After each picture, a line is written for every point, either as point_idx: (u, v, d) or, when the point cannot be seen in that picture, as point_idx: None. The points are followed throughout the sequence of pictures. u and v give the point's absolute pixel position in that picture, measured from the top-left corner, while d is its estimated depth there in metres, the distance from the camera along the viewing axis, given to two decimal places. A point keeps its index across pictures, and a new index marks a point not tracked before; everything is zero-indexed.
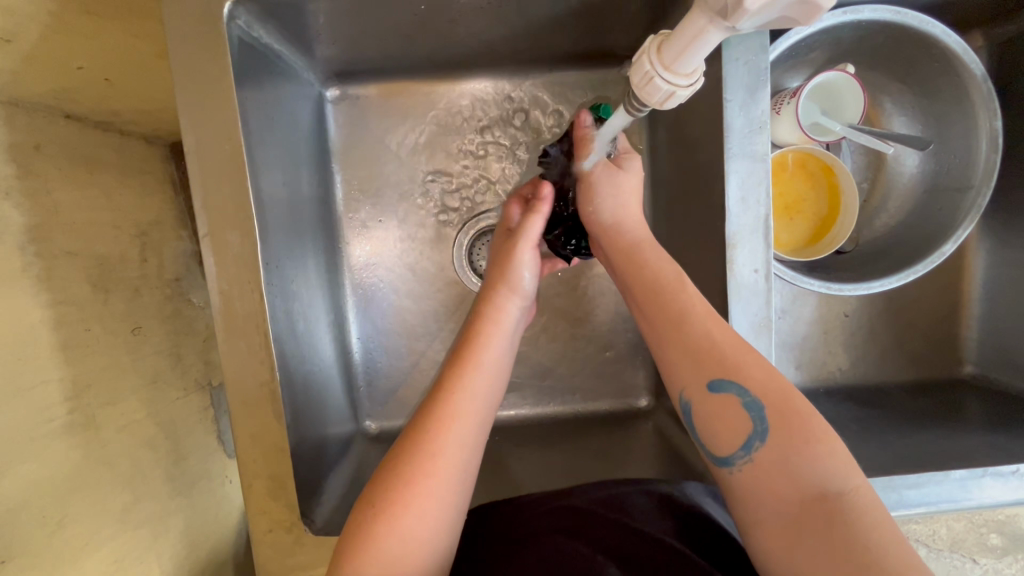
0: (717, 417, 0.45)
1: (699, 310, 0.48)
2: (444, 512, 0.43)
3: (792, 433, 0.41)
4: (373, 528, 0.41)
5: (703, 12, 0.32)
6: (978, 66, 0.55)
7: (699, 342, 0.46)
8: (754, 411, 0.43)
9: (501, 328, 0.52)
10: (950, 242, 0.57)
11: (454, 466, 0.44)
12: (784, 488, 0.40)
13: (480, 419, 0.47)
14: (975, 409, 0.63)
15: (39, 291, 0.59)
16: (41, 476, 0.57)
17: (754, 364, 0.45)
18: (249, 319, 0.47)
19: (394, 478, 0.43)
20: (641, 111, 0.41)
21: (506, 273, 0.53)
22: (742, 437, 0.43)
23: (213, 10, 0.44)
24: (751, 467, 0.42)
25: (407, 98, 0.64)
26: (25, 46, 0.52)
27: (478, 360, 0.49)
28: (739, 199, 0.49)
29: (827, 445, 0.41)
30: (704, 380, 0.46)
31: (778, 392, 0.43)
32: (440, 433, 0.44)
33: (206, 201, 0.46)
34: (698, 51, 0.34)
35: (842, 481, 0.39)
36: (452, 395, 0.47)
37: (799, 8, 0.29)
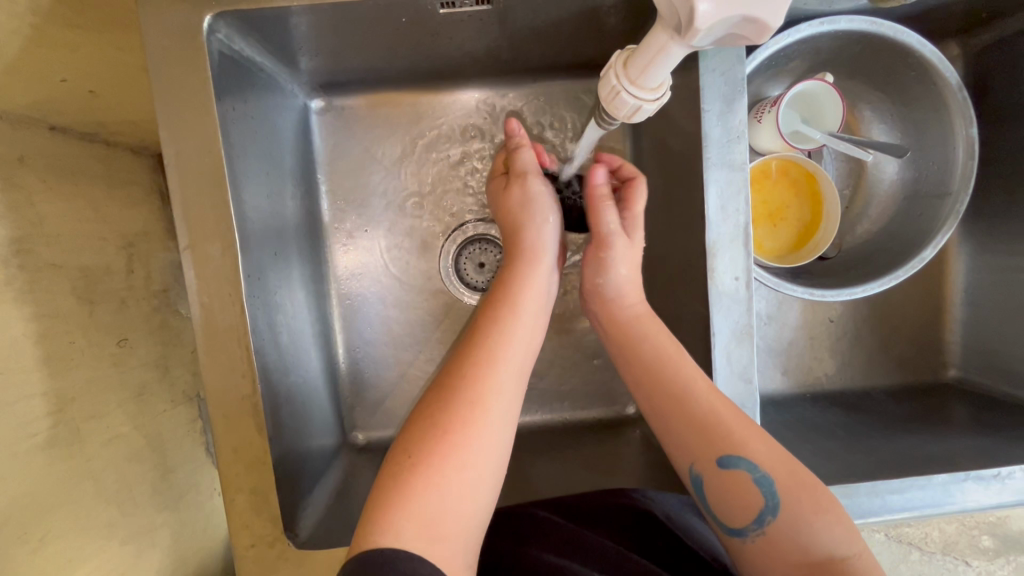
0: (731, 491, 0.45)
1: (702, 388, 0.49)
2: (486, 462, 0.43)
3: (798, 503, 0.43)
4: (411, 482, 0.41)
5: (664, 29, 0.34)
6: (953, 75, 0.56)
7: (704, 416, 0.48)
8: (765, 486, 0.44)
9: (535, 274, 0.53)
10: (930, 248, 0.58)
11: (494, 413, 0.44)
12: (793, 549, 0.42)
13: (517, 364, 0.48)
14: (960, 413, 0.63)
15: (22, 305, 0.58)
16: (23, 491, 0.56)
17: (758, 437, 0.46)
18: (231, 331, 0.47)
19: (430, 431, 0.43)
20: (612, 124, 0.42)
21: (530, 217, 0.54)
22: (755, 511, 0.44)
23: (194, 24, 0.44)
24: (763, 538, 0.44)
25: (392, 109, 0.64)
26: (5, 59, 0.51)
27: (514, 306, 0.50)
28: (719, 208, 0.49)
29: (832, 512, 0.43)
30: (713, 455, 0.46)
31: (785, 466, 0.45)
32: (481, 379, 0.45)
33: (187, 214, 0.46)
34: (661, 66, 0.35)
35: (846, 546, 0.42)
36: (490, 340, 0.48)
37: (749, 27, 0.31)
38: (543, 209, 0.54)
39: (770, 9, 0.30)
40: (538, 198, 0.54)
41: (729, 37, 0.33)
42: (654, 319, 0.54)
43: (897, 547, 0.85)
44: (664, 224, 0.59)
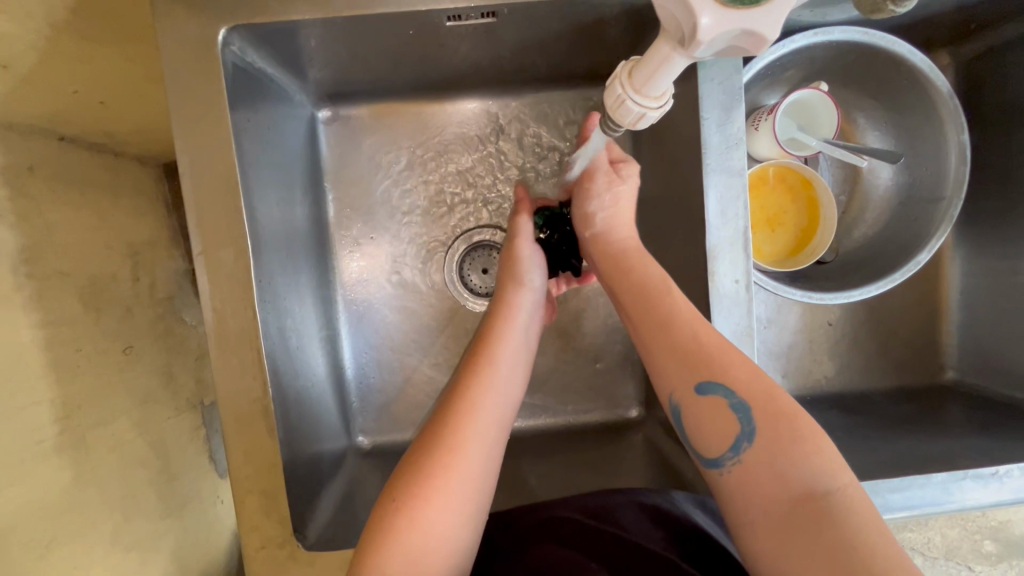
0: (707, 418, 0.45)
1: (686, 314, 0.49)
2: (466, 506, 0.43)
3: (777, 433, 0.42)
4: (395, 523, 0.41)
5: (667, 41, 0.35)
6: (944, 83, 0.57)
7: (686, 342, 0.48)
8: (741, 412, 0.44)
9: (514, 327, 0.55)
10: (925, 251, 0.59)
11: (475, 458, 0.45)
12: (770, 487, 0.41)
13: (501, 414, 0.49)
14: (958, 414, 0.64)
15: (31, 312, 0.59)
16: (31, 497, 0.56)
17: (739, 364, 0.45)
18: (242, 335, 0.48)
19: (415, 472, 0.44)
20: (616, 131, 0.43)
21: (513, 273, 0.57)
22: (730, 438, 0.43)
23: (208, 37, 0.45)
24: (739, 467, 0.42)
25: (398, 119, 0.65)
26: (21, 72, 0.53)
27: (496, 355, 0.52)
28: (718, 213, 0.51)
29: (814, 444, 0.42)
30: (692, 381, 0.46)
31: (765, 395, 0.44)
32: (464, 425, 0.46)
33: (200, 221, 0.47)
34: (664, 75, 0.37)
35: (827, 480, 0.40)
36: (472, 387, 0.49)
37: (747, 39, 0.32)
38: (527, 265, 0.57)
39: (767, 23, 0.32)
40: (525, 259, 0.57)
41: (728, 49, 0.34)
42: (642, 250, 0.55)
43: (900, 552, 0.85)
44: (665, 230, 0.61)
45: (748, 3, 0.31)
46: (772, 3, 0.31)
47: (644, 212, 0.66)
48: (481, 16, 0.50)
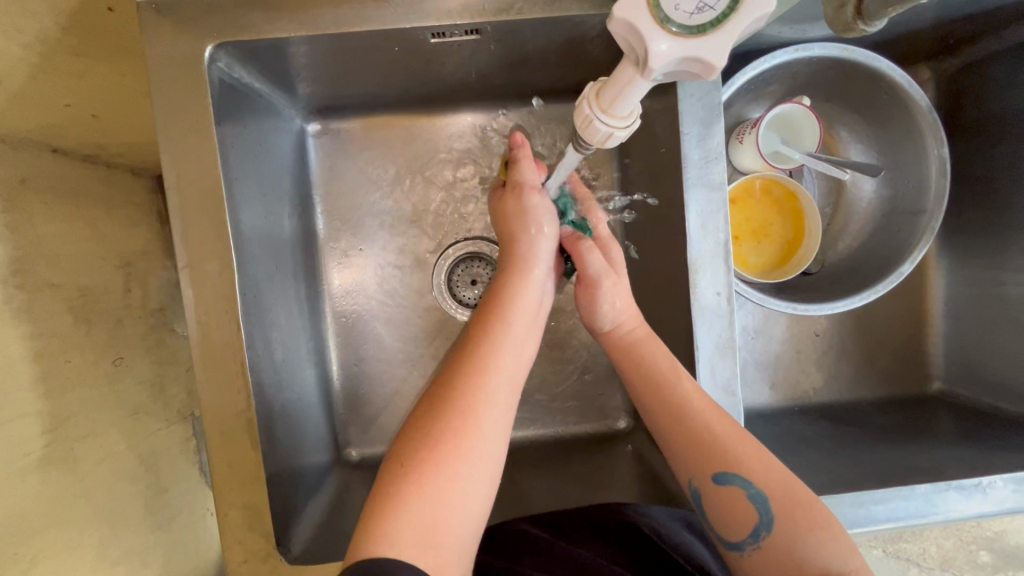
0: (726, 505, 0.47)
1: (699, 407, 0.50)
2: (482, 470, 0.43)
3: (795, 520, 0.45)
4: (404, 492, 0.41)
5: (629, 63, 0.35)
6: (923, 98, 0.58)
7: (699, 433, 0.49)
8: (759, 502, 0.46)
9: (529, 284, 0.53)
10: (907, 263, 0.59)
11: (487, 424, 0.45)
12: (787, 567, 0.44)
13: (513, 376, 0.48)
14: (944, 425, 0.64)
15: (20, 323, 0.59)
16: (17, 510, 0.56)
17: (755, 456, 0.47)
18: (227, 347, 0.48)
19: (423, 437, 0.43)
20: (587, 151, 0.44)
21: (523, 226, 0.54)
22: (750, 526, 0.46)
23: (196, 54, 0.46)
24: (760, 552, 0.45)
25: (387, 132, 0.66)
26: (12, 87, 0.53)
27: (508, 315, 0.50)
28: (699, 226, 0.51)
29: (827, 529, 0.45)
30: (709, 472, 0.48)
31: (780, 486, 0.46)
32: (476, 388, 0.45)
33: (186, 234, 0.47)
34: (626, 98, 0.37)
35: (842, 563, 0.43)
36: (483, 350, 0.48)
37: (698, 65, 0.33)
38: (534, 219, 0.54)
39: (717, 51, 0.32)
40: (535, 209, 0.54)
41: (684, 74, 0.35)
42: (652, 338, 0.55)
43: (896, 564, 0.85)
44: (650, 242, 0.61)
45: (698, 31, 0.32)
46: (722, 30, 0.32)
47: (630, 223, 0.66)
48: (465, 33, 0.50)
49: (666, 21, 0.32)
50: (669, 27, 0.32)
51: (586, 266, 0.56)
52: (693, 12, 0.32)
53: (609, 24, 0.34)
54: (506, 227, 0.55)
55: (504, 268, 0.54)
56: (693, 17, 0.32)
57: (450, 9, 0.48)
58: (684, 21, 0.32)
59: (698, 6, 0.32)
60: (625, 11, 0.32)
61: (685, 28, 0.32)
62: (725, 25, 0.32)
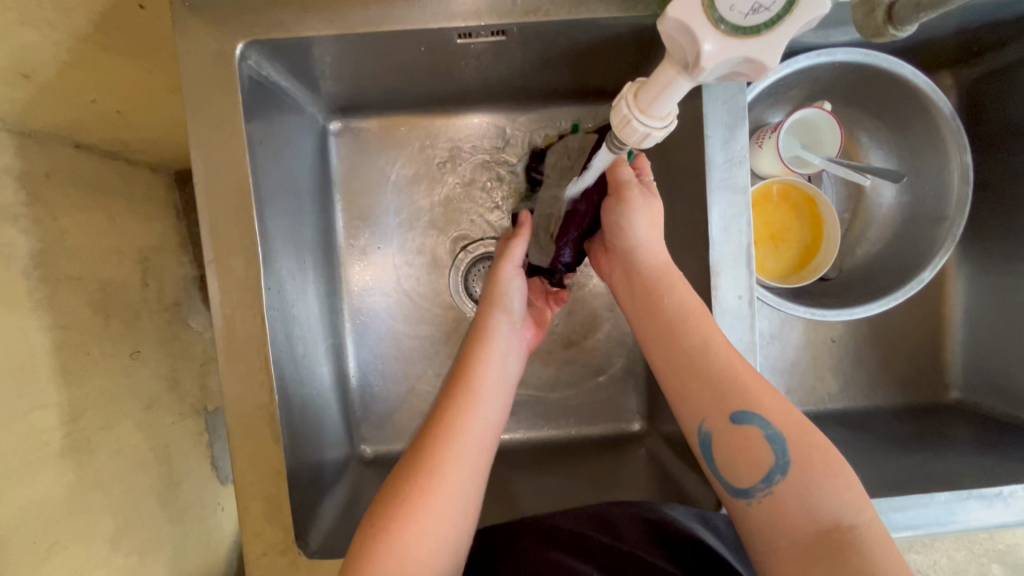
0: (742, 448, 0.46)
1: (718, 344, 0.49)
2: (463, 502, 0.45)
3: (811, 465, 0.43)
4: (377, 543, 0.42)
5: (672, 64, 0.37)
6: (946, 104, 0.58)
7: (721, 370, 0.48)
8: (777, 444, 0.44)
9: (495, 352, 0.54)
10: (928, 270, 0.59)
11: (457, 483, 0.46)
12: (798, 520, 0.42)
13: (482, 443, 0.49)
14: (962, 434, 0.64)
15: (42, 315, 0.60)
16: (35, 499, 0.56)
17: (772, 397, 0.47)
18: (251, 342, 0.49)
19: (405, 484, 0.45)
20: (621, 149, 0.45)
21: (494, 299, 0.57)
22: (763, 470, 0.44)
23: (226, 52, 0.47)
24: (772, 497, 0.43)
25: (407, 131, 0.67)
26: (43, 80, 0.54)
27: (474, 382, 0.52)
28: (722, 229, 0.51)
29: (843, 478, 0.43)
30: (726, 412, 0.47)
31: (798, 426, 0.45)
32: (443, 451, 0.47)
33: (213, 230, 0.48)
34: (669, 98, 0.38)
35: (854, 514, 0.41)
36: (450, 415, 0.49)
37: (750, 65, 0.34)
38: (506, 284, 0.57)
39: (770, 52, 0.34)
40: (501, 277, 0.57)
41: (731, 74, 0.36)
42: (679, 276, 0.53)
43: None
44: (671, 244, 0.61)
45: (751, 32, 0.33)
46: (775, 32, 0.33)
47: None
48: (491, 34, 0.51)
49: (719, 21, 0.33)
50: (721, 27, 0.33)
51: (596, 185, 0.57)
52: (748, 13, 0.33)
53: (661, 25, 0.35)
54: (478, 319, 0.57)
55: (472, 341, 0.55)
56: (747, 18, 0.33)
57: (476, 9, 0.48)
58: (738, 22, 0.33)
59: (754, 7, 0.33)
60: (681, 12, 0.33)
61: (738, 28, 0.33)
62: (780, 28, 0.33)
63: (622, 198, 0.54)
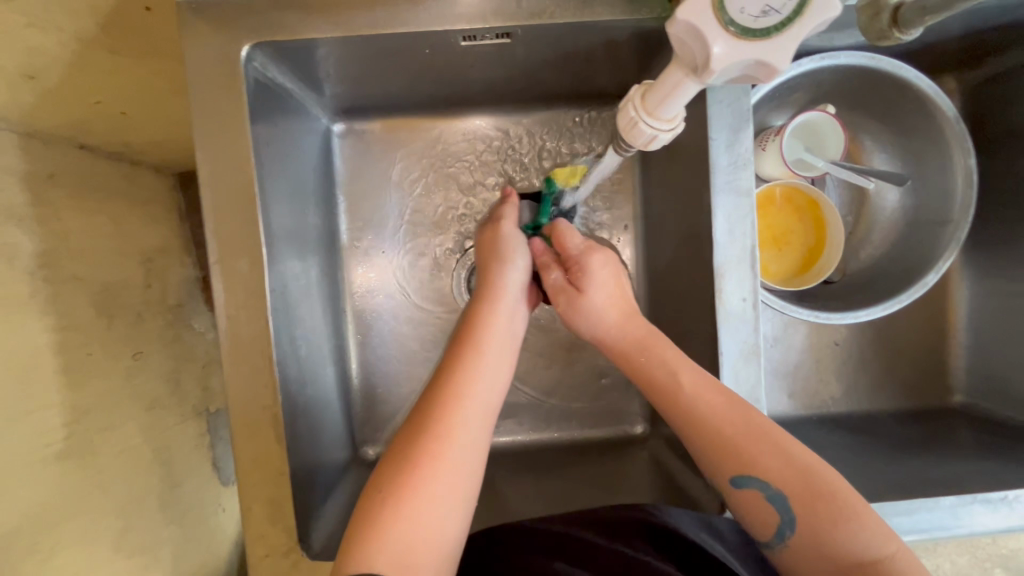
0: (749, 508, 0.47)
1: (710, 408, 0.49)
2: (456, 490, 0.45)
3: (817, 515, 0.44)
4: (383, 516, 0.42)
5: (679, 67, 0.37)
6: (950, 108, 0.58)
7: (712, 438, 0.49)
8: (778, 503, 0.46)
9: (500, 311, 0.56)
10: (932, 273, 0.59)
11: (462, 446, 0.46)
12: (824, 558, 0.43)
13: (488, 399, 0.50)
14: (966, 438, 0.64)
15: (46, 315, 0.60)
16: (37, 501, 0.56)
17: (768, 452, 0.47)
18: (254, 343, 0.49)
19: (400, 464, 0.45)
20: (628, 151, 0.45)
21: (500, 255, 0.58)
22: (771, 526, 0.46)
23: (231, 54, 0.47)
24: (788, 551, 0.45)
25: (411, 133, 0.67)
26: (48, 82, 0.54)
27: (481, 340, 0.53)
28: (726, 232, 0.51)
29: (857, 516, 0.43)
30: (727, 476, 0.48)
31: (799, 478, 0.46)
32: (450, 410, 0.47)
33: (218, 231, 0.48)
34: (677, 100, 0.38)
35: (878, 547, 0.42)
36: (459, 370, 0.51)
37: (759, 68, 0.35)
38: (512, 249, 0.59)
39: (781, 54, 0.34)
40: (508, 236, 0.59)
41: (740, 76, 0.36)
42: (661, 342, 0.54)
43: None
44: (674, 248, 0.61)
45: (761, 35, 0.33)
46: (785, 35, 0.33)
47: (652, 228, 0.66)
48: (495, 37, 0.51)
49: (730, 23, 0.33)
50: (732, 29, 0.33)
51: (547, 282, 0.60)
52: (758, 16, 0.33)
53: (669, 28, 0.35)
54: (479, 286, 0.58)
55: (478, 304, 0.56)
56: (756, 21, 0.33)
57: (481, 12, 0.48)
58: (748, 24, 0.33)
59: (763, 10, 0.33)
60: (692, 15, 0.33)
61: (747, 31, 0.33)
62: (789, 30, 0.33)
63: (566, 286, 0.59)
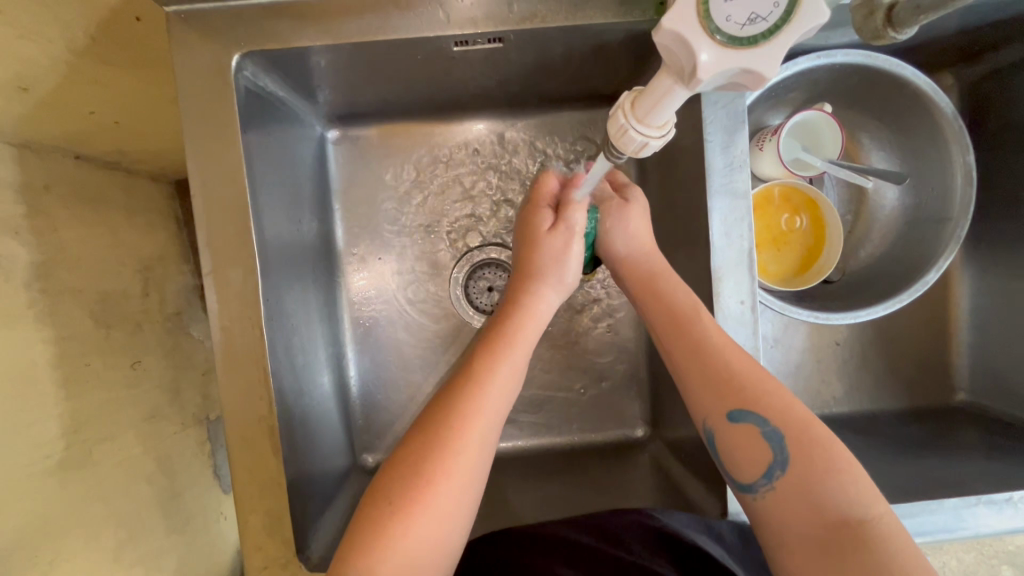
0: (739, 443, 0.46)
1: (718, 342, 0.49)
2: (456, 518, 0.44)
3: (809, 464, 0.43)
4: (386, 529, 0.42)
5: (668, 75, 0.36)
6: (948, 105, 0.58)
7: (720, 371, 0.48)
8: (773, 441, 0.45)
9: (535, 316, 0.53)
10: (933, 272, 0.58)
11: (470, 463, 0.45)
12: (805, 513, 0.42)
13: (504, 407, 0.49)
14: (970, 437, 0.63)
15: (43, 328, 0.60)
16: (37, 514, 0.56)
17: (771, 393, 0.47)
18: (250, 354, 0.48)
19: (410, 474, 0.44)
20: (619, 160, 0.44)
21: (550, 252, 0.54)
22: (763, 465, 0.45)
23: (222, 63, 0.46)
24: (773, 494, 0.44)
25: (406, 139, 0.66)
26: (41, 94, 0.54)
27: (511, 347, 0.51)
28: (723, 233, 0.51)
29: (847, 472, 0.43)
30: (725, 409, 0.47)
31: (798, 425, 0.45)
32: (467, 427, 0.46)
33: (211, 242, 0.47)
34: (666, 107, 0.37)
35: (865, 508, 0.41)
36: (483, 380, 0.49)
37: (746, 76, 0.34)
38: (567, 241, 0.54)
39: (768, 62, 0.33)
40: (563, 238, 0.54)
41: (729, 85, 0.36)
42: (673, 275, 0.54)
43: None
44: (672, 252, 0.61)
45: (748, 42, 0.33)
46: (772, 42, 0.33)
47: None
48: (488, 41, 0.50)
49: (716, 31, 0.33)
50: (718, 37, 0.33)
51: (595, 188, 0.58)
52: (744, 24, 0.32)
53: (656, 36, 0.34)
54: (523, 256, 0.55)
55: (525, 271, 0.55)
56: (743, 29, 0.33)
57: (473, 17, 0.48)
58: (734, 32, 0.33)
59: (750, 18, 0.32)
60: (676, 24, 0.33)
61: (734, 38, 0.33)
62: (777, 37, 0.33)
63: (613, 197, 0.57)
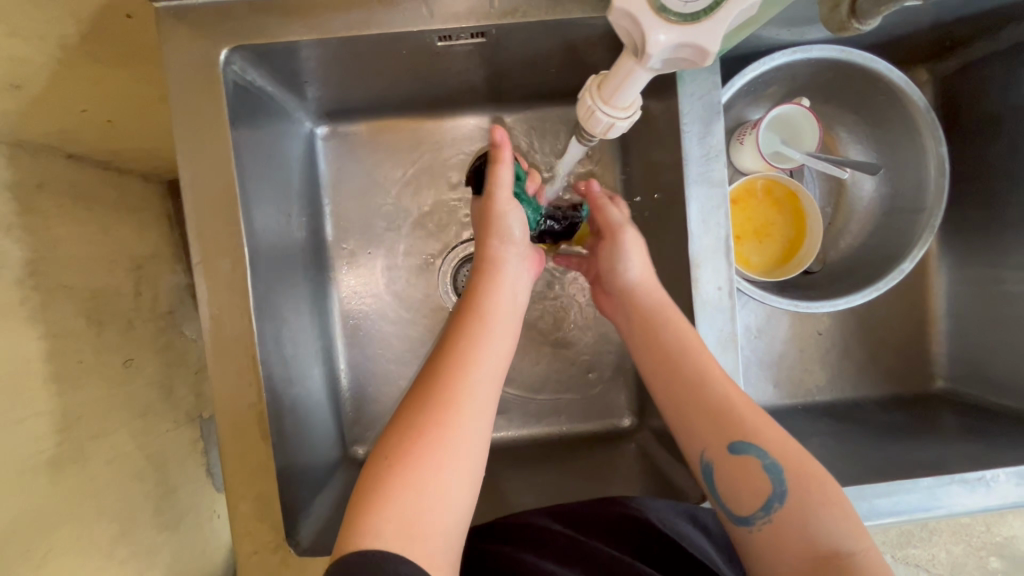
0: (739, 476, 0.46)
1: (717, 376, 0.50)
2: (461, 469, 0.45)
3: (806, 496, 0.44)
4: (387, 484, 0.43)
5: (625, 55, 0.38)
6: (920, 98, 0.59)
7: (718, 405, 0.49)
8: (773, 473, 0.46)
9: (501, 285, 0.54)
10: (908, 260, 0.60)
11: (468, 415, 0.46)
12: (797, 541, 0.43)
13: (491, 367, 0.50)
14: (948, 422, 0.65)
15: (35, 323, 0.61)
16: (29, 507, 0.56)
17: (766, 425, 0.48)
18: (239, 342, 0.49)
19: (406, 431, 0.45)
20: (590, 140, 0.46)
21: (495, 231, 0.55)
22: (761, 497, 0.45)
23: (210, 57, 0.48)
24: (771, 525, 0.44)
25: (395, 135, 0.68)
26: (34, 90, 0.55)
27: (484, 313, 0.52)
28: (701, 222, 0.52)
29: (839, 507, 0.44)
30: (725, 442, 0.48)
31: (795, 460, 0.46)
32: (456, 379, 0.47)
33: (201, 233, 0.48)
34: (628, 88, 0.40)
35: (852, 541, 0.43)
36: (462, 345, 0.50)
37: (689, 51, 0.36)
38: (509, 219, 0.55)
39: (711, 37, 0.35)
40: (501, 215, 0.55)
41: (678, 60, 0.37)
42: (675, 309, 0.54)
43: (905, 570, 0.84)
44: (655, 242, 0.62)
45: (691, 19, 0.34)
46: (713, 18, 0.35)
47: None
48: (471, 36, 0.52)
49: (662, 9, 0.34)
50: (665, 16, 0.34)
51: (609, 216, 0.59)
52: (687, 0, 0.34)
53: (610, 15, 0.36)
54: (481, 228, 0.57)
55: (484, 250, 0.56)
56: (687, 5, 0.34)
57: (456, 12, 0.49)
58: (678, 9, 0.34)
59: None
60: (626, 3, 0.34)
61: (679, 15, 0.35)
62: (718, 13, 0.34)
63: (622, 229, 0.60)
